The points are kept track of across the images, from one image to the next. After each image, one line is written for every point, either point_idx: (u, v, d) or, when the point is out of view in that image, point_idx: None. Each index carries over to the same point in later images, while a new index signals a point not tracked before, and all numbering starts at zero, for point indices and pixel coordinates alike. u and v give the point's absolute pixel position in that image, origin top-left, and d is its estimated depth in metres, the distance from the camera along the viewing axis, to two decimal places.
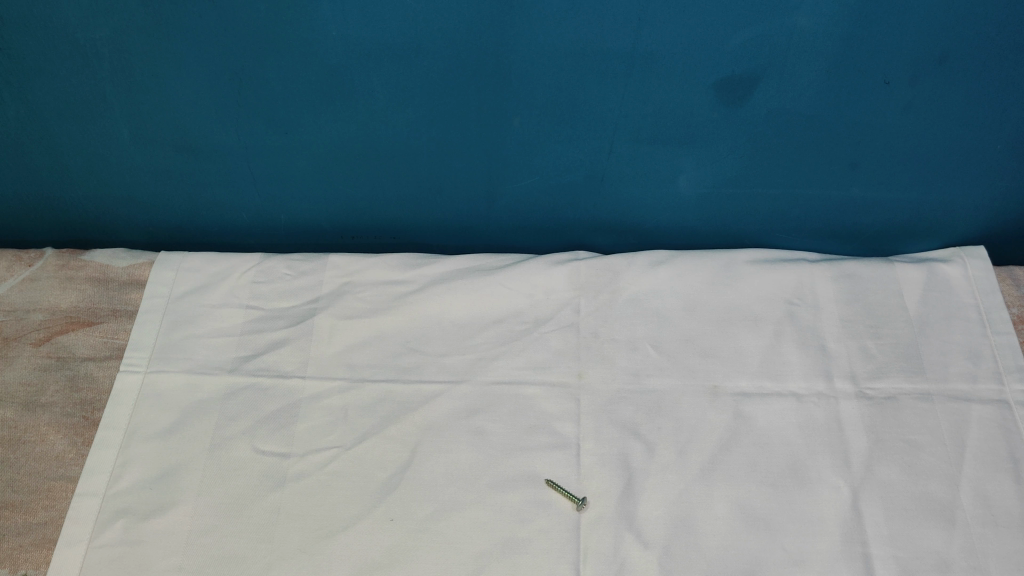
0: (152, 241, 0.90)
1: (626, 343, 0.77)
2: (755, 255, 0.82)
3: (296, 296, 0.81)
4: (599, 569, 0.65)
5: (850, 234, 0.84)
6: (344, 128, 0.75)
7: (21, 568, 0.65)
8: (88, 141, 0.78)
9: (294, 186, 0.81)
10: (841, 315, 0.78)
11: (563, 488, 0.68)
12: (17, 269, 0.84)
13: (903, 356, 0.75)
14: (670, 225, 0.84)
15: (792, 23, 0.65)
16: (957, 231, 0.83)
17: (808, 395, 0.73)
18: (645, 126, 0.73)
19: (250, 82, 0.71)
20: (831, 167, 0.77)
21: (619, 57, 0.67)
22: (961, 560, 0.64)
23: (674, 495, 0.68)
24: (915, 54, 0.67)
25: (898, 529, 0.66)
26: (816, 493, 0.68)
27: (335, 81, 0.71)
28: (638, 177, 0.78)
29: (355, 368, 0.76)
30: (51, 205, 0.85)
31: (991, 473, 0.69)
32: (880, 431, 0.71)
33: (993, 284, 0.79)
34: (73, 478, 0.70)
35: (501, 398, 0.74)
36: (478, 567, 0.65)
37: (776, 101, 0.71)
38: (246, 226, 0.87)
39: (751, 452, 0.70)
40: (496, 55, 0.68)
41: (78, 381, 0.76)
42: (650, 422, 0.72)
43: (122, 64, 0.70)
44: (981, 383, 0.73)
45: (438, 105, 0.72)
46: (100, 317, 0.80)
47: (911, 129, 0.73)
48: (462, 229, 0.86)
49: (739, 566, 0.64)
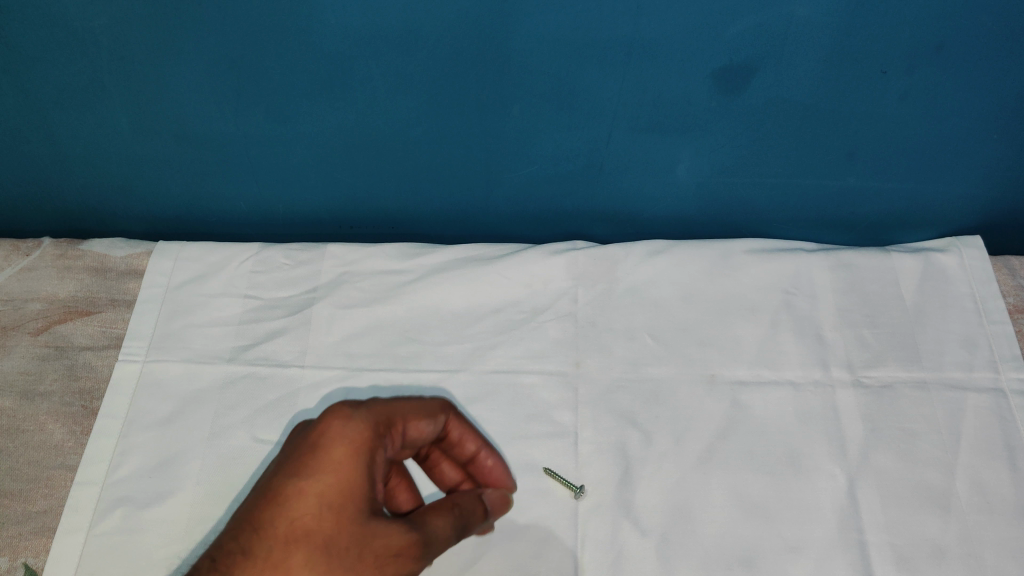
0: (151, 230, 0.90)
1: (625, 333, 0.77)
2: (753, 245, 0.82)
3: (295, 286, 0.81)
4: (597, 557, 0.65)
5: (847, 224, 0.85)
6: (342, 117, 0.75)
7: (21, 556, 0.66)
8: (87, 131, 0.78)
9: (293, 176, 0.82)
10: (838, 305, 0.78)
11: (562, 478, 0.69)
12: (15, 259, 0.84)
13: (900, 345, 0.76)
14: (668, 215, 0.85)
15: (791, 13, 0.64)
16: (954, 220, 0.84)
17: (804, 383, 0.74)
18: (644, 116, 0.73)
19: (248, 71, 0.71)
20: (829, 157, 0.77)
21: (617, 47, 0.67)
22: (956, 546, 0.65)
23: (672, 483, 0.68)
24: (912, 45, 0.67)
25: (893, 517, 0.66)
26: (812, 481, 0.68)
27: (334, 71, 0.70)
28: (637, 166, 0.79)
29: (353, 358, 0.76)
30: (49, 195, 0.86)
31: (986, 461, 0.69)
32: (876, 420, 0.71)
33: (989, 273, 0.79)
34: (72, 467, 0.70)
35: (500, 387, 0.74)
36: (478, 555, 0.65)
37: (774, 91, 0.71)
38: (245, 215, 0.87)
39: (749, 441, 0.71)
40: (494, 44, 0.67)
41: (76, 370, 0.76)
42: (648, 410, 0.72)
43: (120, 53, 0.70)
44: (977, 371, 0.74)
45: (437, 95, 0.72)
46: (99, 307, 0.80)
47: (908, 119, 0.73)
48: (461, 218, 0.86)
49: (736, 554, 0.65)
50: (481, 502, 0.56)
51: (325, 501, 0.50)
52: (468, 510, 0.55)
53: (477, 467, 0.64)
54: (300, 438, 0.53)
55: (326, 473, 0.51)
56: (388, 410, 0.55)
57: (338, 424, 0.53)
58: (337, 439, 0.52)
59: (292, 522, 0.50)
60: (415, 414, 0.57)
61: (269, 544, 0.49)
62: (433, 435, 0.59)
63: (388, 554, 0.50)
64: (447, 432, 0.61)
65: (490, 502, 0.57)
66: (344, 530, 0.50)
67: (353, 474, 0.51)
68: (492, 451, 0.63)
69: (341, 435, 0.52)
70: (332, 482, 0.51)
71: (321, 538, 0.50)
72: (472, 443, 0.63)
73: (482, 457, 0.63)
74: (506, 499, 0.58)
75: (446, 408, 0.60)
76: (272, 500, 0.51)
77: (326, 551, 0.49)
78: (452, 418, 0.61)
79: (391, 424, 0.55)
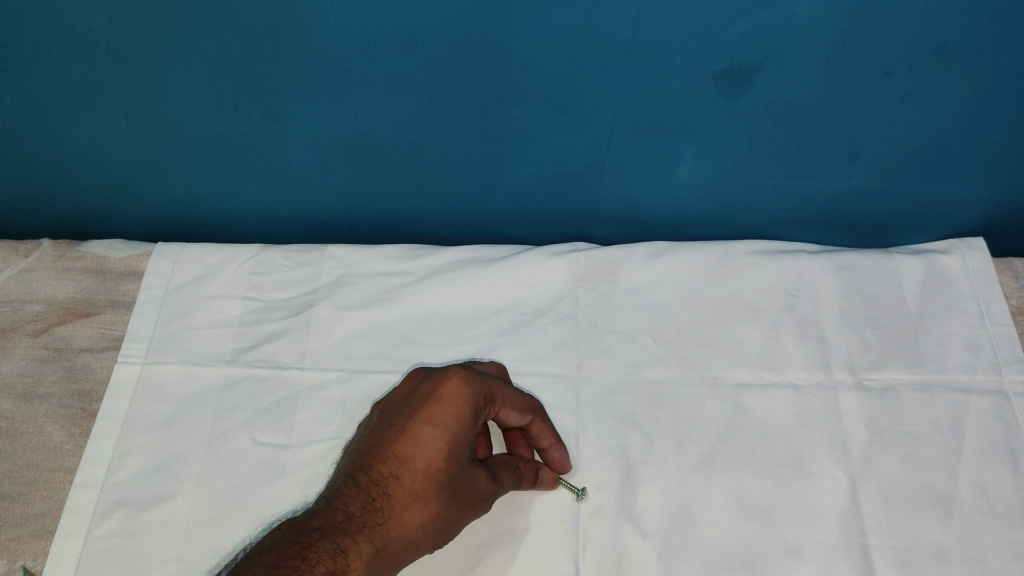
0: (150, 232, 0.90)
1: (626, 335, 0.77)
2: (754, 247, 0.82)
3: (295, 288, 0.81)
4: (599, 560, 0.65)
5: (849, 226, 0.84)
6: (342, 118, 0.75)
7: (20, 559, 0.65)
8: (86, 132, 0.78)
9: (293, 177, 0.81)
10: (840, 307, 0.78)
11: (565, 481, 0.68)
12: (13, 261, 0.83)
13: (903, 347, 0.75)
14: (669, 216, 0.85)
15: (793, 13, 0.63)
16: (956, 221, 0.83)
17: (806, 386, 0.73)
18: (645, 118, 0.73)
19: (246, 71, 0.71)
20: (831, 158, 0.77)
21: (618, 47, 0.67)
22: (959, 550, 0.64)
23: (673, 486, 0.68)
24: (916, 45, 0.66)
25: (896, 520, 0.66)
26: (815, 484, 0.68)
27: (333, 71, 0.70)
28: (638, 168, 0.78)
29: (353, 360, 0.76)
30: (48, 196, 0.85)
31: (989, 464, 0.69)
32: (879, 423, 0.71)
33: (992, 275, 0.79)
34: (71, 469, 0.70)
35: None
36: (478, 558, 0.65)
37: (776, 92, 0.70)
38: (244, 217, 0.87)
39: (751, 443, 0.70)
40: (494, 45, 0.67)
41: (75, 372, 0.76)
42: (649, 413, 0.72)
43: (119, 53, 0.70)
44: (980, 373, 0.73)
45: (437, 96, 0.72)
46: (98, 308, 0.80)
47: (910, 120, 0.73)
48: (462, 220, 0.86)
49: (739, 558, 0.64)
50: (538, 476, 0.66)
51: (449, 447, 0.62)
52: (528, 479, 0.66)
53: (544, 453, 0.68)
54: (426, 392, 0.64)
55: (447, 426, 0.62)
56: (493, 389, 0.65)
57: (458, 387, 0.63)
58: (456, 400, 0.63)
59: (425, 459, 0.62)
60: (511, 399, 0.65)
61: (410, 472, 0.62)
62: (517, 422, 0.67)
63: (482, 498, 0.63)
64: (530, 428, 0.67)
65: (542, 476, 0.66)
66: (459, 473, 0.62)
67: (467, 430, 0.63)
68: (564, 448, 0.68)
69: (460, 398, 0.63)
70: (452, 434, 0.62)
71: (444, 478, 0.62)
72: (546, 438, 0.67)
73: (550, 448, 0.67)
74: (552, 480, 0.67)
75: (535, 406, 0.66)
76: (409, 437, 0.63)
77: (447, 488, 0.62)
78: (538, 418, 0.66)
79: (491, 399, 0.65)
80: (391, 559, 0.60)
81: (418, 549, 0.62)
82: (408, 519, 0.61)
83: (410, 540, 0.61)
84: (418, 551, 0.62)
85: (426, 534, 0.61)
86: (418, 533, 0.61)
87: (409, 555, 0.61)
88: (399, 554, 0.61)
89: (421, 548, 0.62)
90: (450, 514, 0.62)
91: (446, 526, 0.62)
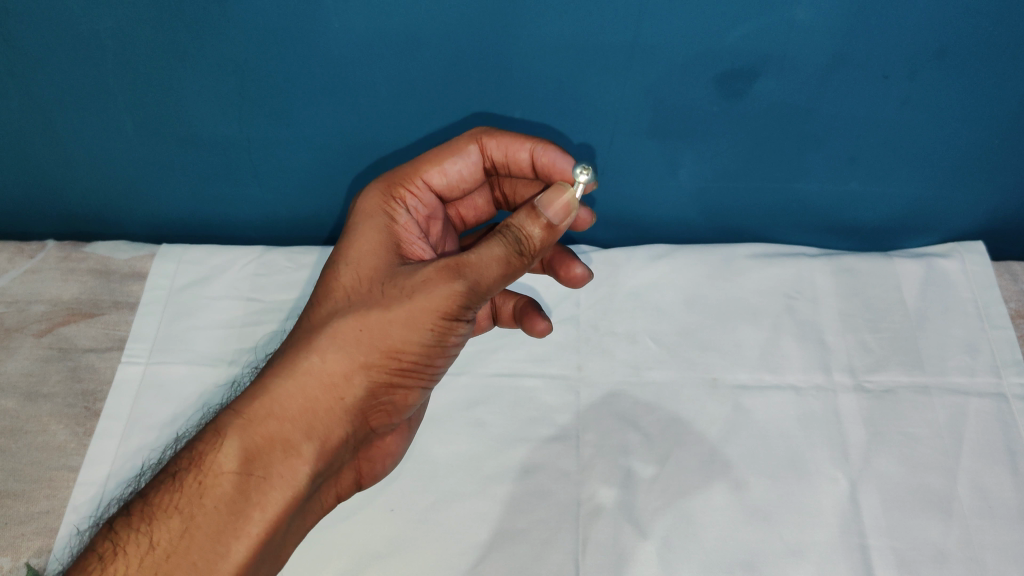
0: (154, 232, 0.91)
1: (626, 336, 0.78)
2: (754, 249, 0.83)
3: (297, 289, 0.82)
4: (599, 560, 0.65)
5: (848, 229, 0.85)
6: (345, 120, 0.75)
7: (23, 557, 0.66)
8: (90, 132, 0.78)
9: (296, 178, 0.82)
10: (840, 310, 0.78)
11: (572, 189, 0.55)
12: (19, 261, 0.84)
13: (902, 349, 0.76)
14: (670, 218, 0.86)
15: (792, 18, 0.64)
16: (956, 225, 0.84)
17: (806, 388, 0.74)
18: (646, 121, 0.73)
19: (249, 74, 0.71)
20: (830, 161, 0.77)
21: (618, 50, 0.67)
22: (958, 550, 0.65)
23: (674, 486, 0.68)
24: (915, 50, 0.66)
25: (896, 521, 0.66)
26: (814, 484, 0.68)
27: (336, 75, 0.70)
28: (638, 170, 0.79)
29: None
30: (53, 198, 0.86)
31: (988, 465, 0.69)
32: (878, 424, 0.71)
33: (991, 278, 0.80)
34: (74, 468, 0.70)
35: (501, 390, 0.74)
36: (478, 558, 0.65)
37: (776, 94, 0.70)
38: (249, 219, 0.88)
39: (751, 443, 0.71)
40: (496, 48, 0.67)
41: (79, 372, 0.76)
42: (650, 413, 0.72)
43: (124, 56, 0.70)
44: (979, 376, 0.74)
45: (439, 98, 0.72)
46: (102, 308, 0.81)
47: (908, 124, 0.73)
48: None
49: (738, 558, 0.65)
50: (541, 216, 0.54)
51: (345, 264, 0.57)
52: (532, 230, 0.54)
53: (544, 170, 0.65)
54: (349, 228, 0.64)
55: (342, 251, 0.59)
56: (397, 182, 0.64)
57: (357, 208, 0.62)
58: (361, 212, 0.61)
59: (324, 291, 0.57)
60: (436, 158, 0.65)
61: (304, 315, 0.57)
62: (474, 166, 0.66)
63: (402, 282, 0.54)
64: (493, 156, 0.65)
65: (549, 206, 0.54)
66: (363, 283, 0.56)
67: (368, 238, 0.59)
68: (544, 143, 0.64)
69: (364, 208, 0.61)
70: (351, 249, 0.58)
71: (342, 299, 0.55)
72: (520, 150, 0.64)
73: (538, 157, 0.64)
74: (569, 200, 0.54)
75: (475, 137, 0.65)
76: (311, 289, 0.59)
77: (339, 305, 0.55)
78: (484, 139, 0.65)
79: (411, 179, 0.64)
80: (294, 413, 0.53)
81: (333, 383, 0.53)
82: (302, 360, 0.54)
83: (316, 380, 0.53)
84: (337, 389, 0.54)
85: (333, 364, 0.53)
86: (322, 368, 0.53)
87: (328, 396, 0.53)
88: (313, 398, 0.53)
89: (338, 380, 0.53)
90: (360, 326, 0.54)
91: (361, 341, 0.53)
